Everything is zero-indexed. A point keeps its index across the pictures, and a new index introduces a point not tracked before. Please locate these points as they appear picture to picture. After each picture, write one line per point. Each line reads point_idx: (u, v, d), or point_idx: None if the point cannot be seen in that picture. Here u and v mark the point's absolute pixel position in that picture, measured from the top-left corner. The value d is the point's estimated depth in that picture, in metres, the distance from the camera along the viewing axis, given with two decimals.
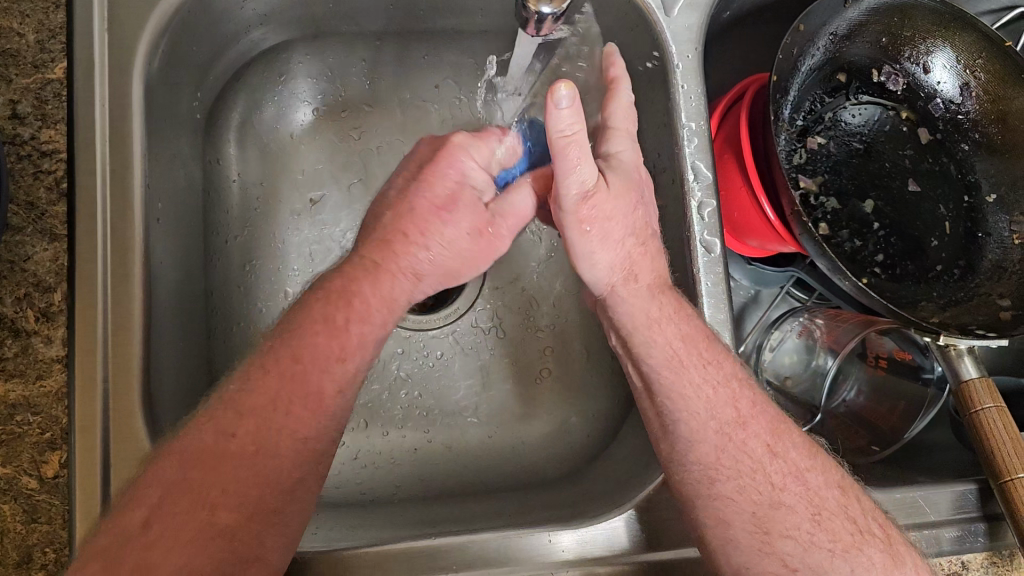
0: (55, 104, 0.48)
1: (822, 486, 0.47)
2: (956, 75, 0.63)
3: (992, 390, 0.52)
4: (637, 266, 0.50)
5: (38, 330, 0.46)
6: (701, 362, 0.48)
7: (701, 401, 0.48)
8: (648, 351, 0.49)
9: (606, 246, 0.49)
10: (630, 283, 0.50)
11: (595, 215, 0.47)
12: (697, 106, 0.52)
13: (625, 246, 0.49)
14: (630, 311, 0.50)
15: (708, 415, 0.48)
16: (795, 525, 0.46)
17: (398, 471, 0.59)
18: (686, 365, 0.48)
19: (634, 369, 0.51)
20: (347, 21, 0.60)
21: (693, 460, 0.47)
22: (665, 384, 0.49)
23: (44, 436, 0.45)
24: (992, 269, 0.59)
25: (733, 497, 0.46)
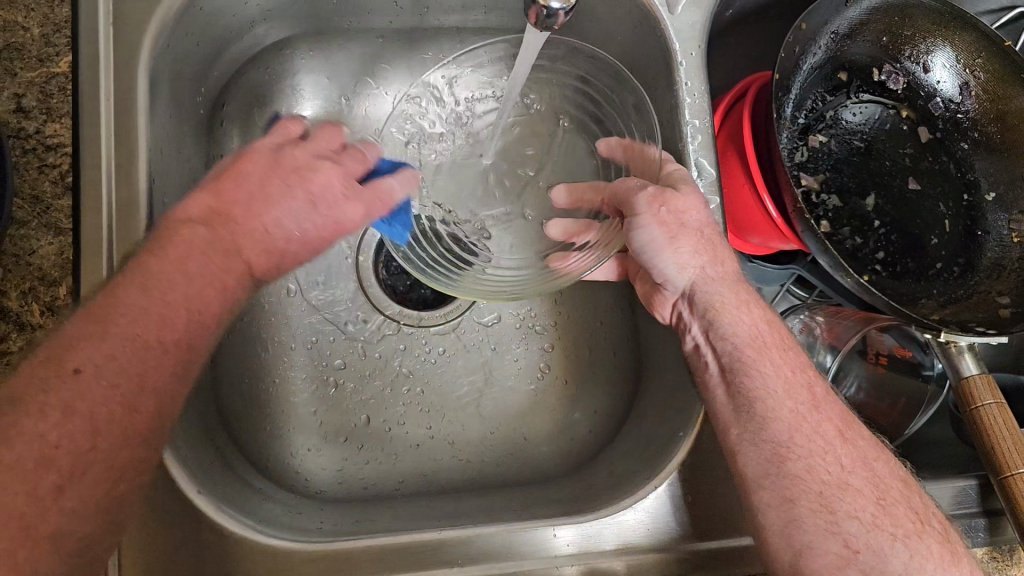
0: (60, 98, 0.48)
1: (887, 476, 0.45)
2: (956, 74, 0.63)
3: (992, 386, 0.52)
4: (721, 254, 0.51)
5: (43, 324, 0.46)
6: (781, 356, 0.48)
7: (781, 380, 0.47)
8: (730, 332, 0.48)
9: (681, 232, 0.49)
10: (712, 267, 0.50)
11: (671, 212, 0.49)
12: (701, 103, 0.52)
13: (704, 234, 0.50)
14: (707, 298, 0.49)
15: (788, 401, 0.46)
16: (862, 508, 0.43)
17: (401, 466, 0.59)
18: (765, 349, 0.48)
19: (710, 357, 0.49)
20: (349, 16, 0.60)
21: (766, 436, 0.45)
22: (752, 365, 0.47)
23: None
24: (991, 266, 0.60)
25: (802, 479, 0.44)
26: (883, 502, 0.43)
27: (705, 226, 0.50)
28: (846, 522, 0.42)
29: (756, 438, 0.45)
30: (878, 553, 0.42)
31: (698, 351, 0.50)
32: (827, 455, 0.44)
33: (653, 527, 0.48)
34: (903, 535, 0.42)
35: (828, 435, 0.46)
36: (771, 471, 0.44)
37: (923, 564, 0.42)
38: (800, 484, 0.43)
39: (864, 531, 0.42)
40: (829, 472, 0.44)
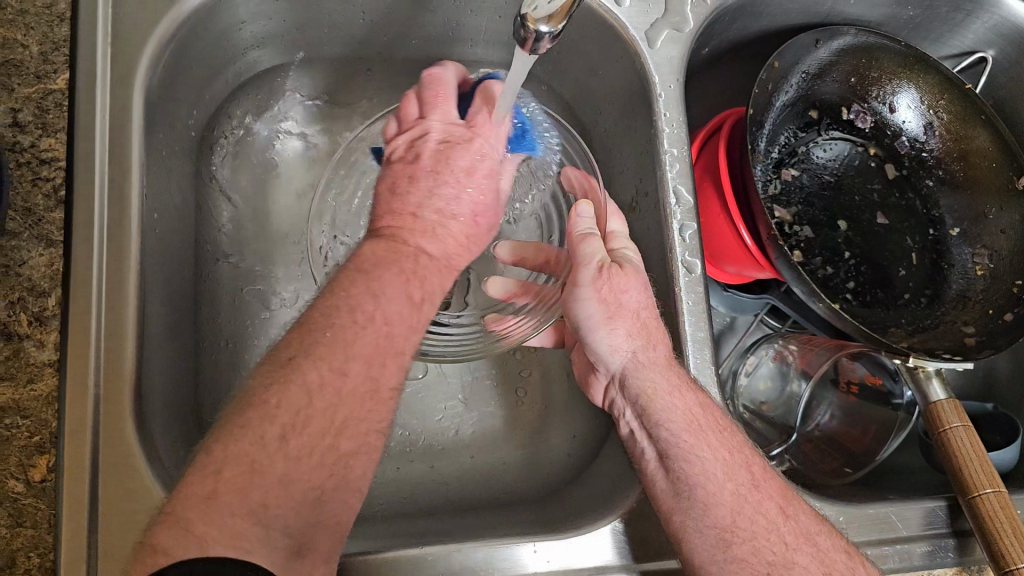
0: (55, 114, 0.49)
1: (829, 550, 0.45)
2: (921, 114, 0.66)
3: (959, 410, 0.54)
4: (654, 336, 0.51)
5: (32, 334, 0.46)
6: (717, 437, 0.48)
7: (720, 465, 0.47)
8: (665, 418, 0.48)
9: (619, 318, 0.51)
10: (649, 351, 0.50)
11: (607, 294, 0.51)
12: (679, 133, 0.54)
13: (638, 317, 0.51)
14: (642, 387, 0.50)
15: (728, 482, 0.47)
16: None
17: (377, 483, 0.59)
18: (702, 431, 0.48)
19: (649, 442, 0.50)
20: (339, 45, 0.61)
21: (710, 523, 0.45)
22: (686, 450, 0.47)
23: (33, 439, 0.45)
24: (956, 298, 0.62)
25: (748, 562, 0.44)
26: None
27: (636, 312, 0.51)
28: None
29: (699, 522, 0.45)
30: None
31: (632, 437, 0.51)
32: (769, 535, 0.45)
33: (628, 542, 0.49)
34: None
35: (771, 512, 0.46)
36: (715, 555, 0.45)
37: None
38: (743, 565, 0.44)
39: None
40: (773, 552, 0.45)
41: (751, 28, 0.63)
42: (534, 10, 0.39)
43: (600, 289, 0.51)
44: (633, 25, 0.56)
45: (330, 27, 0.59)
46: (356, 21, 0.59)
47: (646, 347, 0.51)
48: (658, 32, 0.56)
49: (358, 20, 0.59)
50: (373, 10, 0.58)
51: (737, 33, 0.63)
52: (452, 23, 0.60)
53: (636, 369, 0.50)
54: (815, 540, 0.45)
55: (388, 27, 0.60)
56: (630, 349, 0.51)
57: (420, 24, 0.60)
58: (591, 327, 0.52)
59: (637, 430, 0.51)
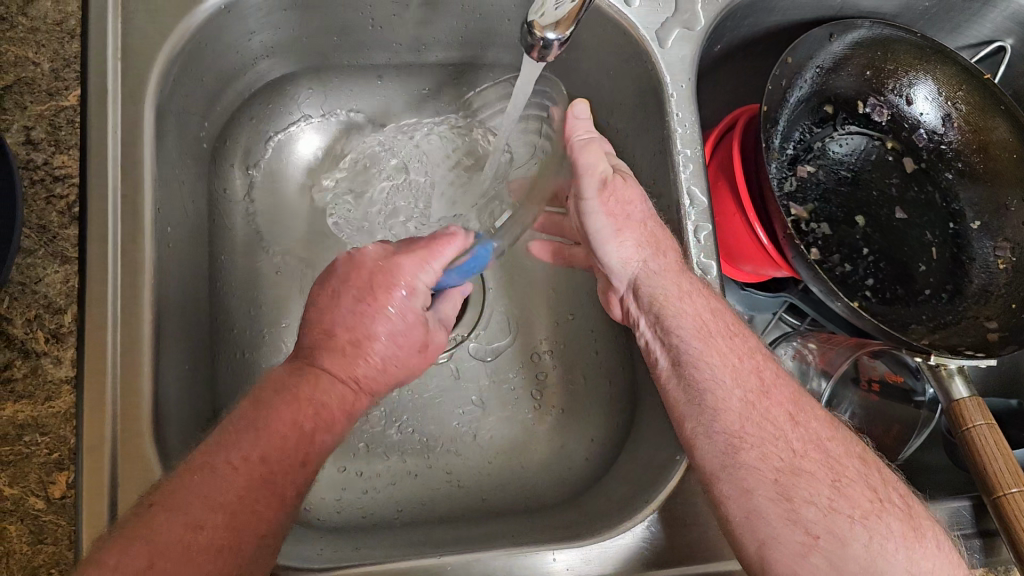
0: (67, 131, 0.49)
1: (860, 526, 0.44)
2: (938, 106, 0.65)
3: (982, 407, 0.53)
4: (664, 243, 0.51)
5: (48, 351, 0.46)
6: (728, 347, 0.49)
7: (726, 369, 0.48)
8: (678, 325, 0.49)
9: (626, 223, 0.52)
10: (658, 257, 0.51)
11: (613, 204, 0.52)
12: (692, 134, 0.54)
13: (646, 226, 0.52)
14: (654, 292, 0.50)
15: (737, 390, 0.47)
16: (817, 493, 0.43)
17: (396, 491, 0.59)
18: (711, 337, 0.49)
19: (663, 351, 0.51)
20: (348, 53, 0.61)
21: (718, 428, 0.46)
22: (697, 357, 0.48)
23: (53, 455, 0.45)
24: (979, 292, 0.61)
25: (756, 468, 0.44)
26: (838, 483, 0.44)
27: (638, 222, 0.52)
28: (803, 507, 0.43)
29: (710, 428, 0.46)
30: (839, 541, 0.42)
31: (648, 346, 0.52)
32: (779, 442, 0.45)
33: (649, 548, 0.49)
34: (862, 517, 0.43)
35: (780, 418, 0.46)
36: (726, 463, 0.45)
37: (884, 543, 0.42)
38: (755, 472, 0.44)
39: (821, 516, 0.43)
40: (782, 458, 0.45)
41: (763, 24, 0.63)
42: (542, 17, 0.39)
43: (606, 193, 0.52)
44: (644, 25, 0.55)
45: (339, 35, 0.59)
46: (365, 28, 0.59)
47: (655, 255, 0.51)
48: (669, 32, 0.55)
49: (367, 27, 0.59)
50: (381, 17, 0.58)
51: (750, 29, 0.63)
52: (461, 27, 0.60)
53: (650, 280, 0.51)
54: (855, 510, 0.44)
55: (397, 33, 0.60)
56: (639, 257, 0.51)
57: (429, 29, 0.60)
58: (598, 237, 0.53)
59: (651, 340, 0.52)
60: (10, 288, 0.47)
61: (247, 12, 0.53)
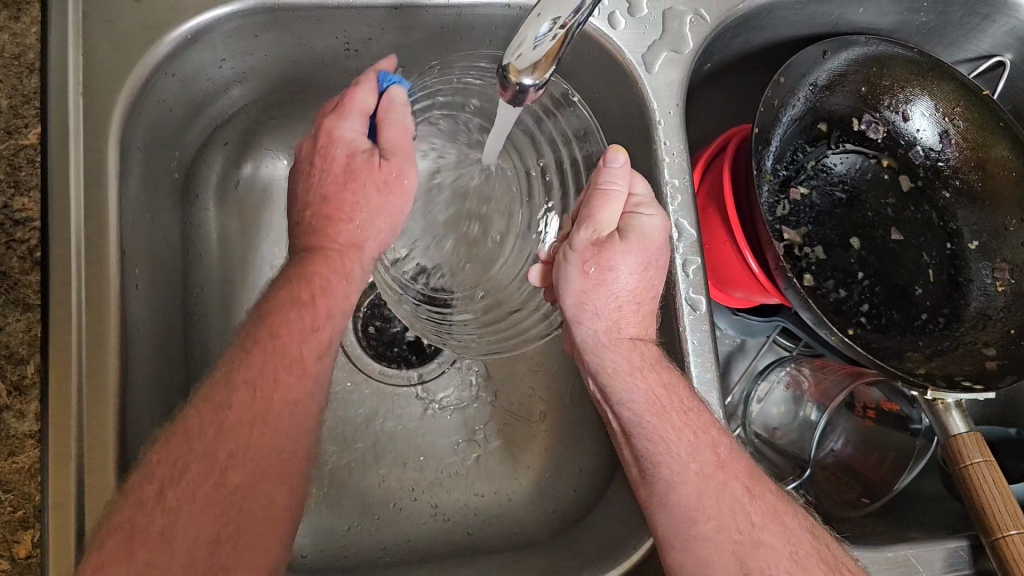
0: (27, 170, 0.49)
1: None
2: (936, 122, 0.63)
3: (981, 443, 0.52)
4: (625, 317, 0.49)
5: (10, 405, 0.50)
6: (688, 445, 0.45)
7: (683, 446, 0.45)
8: (627, 398, 0.47)
9: (593, 293, 0.48)
10: (614, 332, 0.49)
11: (597, 271, 0.47)
12: (679, 162, 0.52)
13: (621, 298, 0.48)
14: (604, 364, 0.49)
15: (692, 463, 0.45)
16: (775, 563, 0.43)
17: (378, 526, 0.58)
18: (664, 411, 0.46)
19: (612, 415, 0.49)
20: (326, 76, 0.59)
21: (674, 501, 0.44)
22: (651, 432, 0.46)
23: (14, 518, 0.48)
24: (976, 317, 0.60)
25: (715, 540, 0.43)
26: (796, 557, 0.43)
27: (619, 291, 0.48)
28: None
29: (664, 499, 0.45)
30: None
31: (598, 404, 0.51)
32: (736, 515, 0.44)
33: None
34: None
35: (736, 492, 0.45)
36: (679, 534, 0.44)
37: None
38: (708, 542, 0.43)
39: None
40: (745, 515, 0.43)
41: (754, 41, 0.61)
42: (518, 60, 0.37)
43: (586, 263, 0.47)
44: (629, 49, 0.53)
45: (314, 58, 0.57)
46: (341, 52, 0.57)
47: (611, 328, 0.49)
48: (656, 55, 0.53)
49: (343, 50, 0.57)
50: (357, 40, 0.56)
51: (741, 47, 0.60)
52: (440, 49, 0.58)
53: (604, 350, 0.49)
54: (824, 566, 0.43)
55: (374, 56, 0.58)
56: (595, 328, 0.49)
57: (407, 51, 0.58)
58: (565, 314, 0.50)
59: (600, 399, 0.50)
60: None
61: (216, 40, 0.51)
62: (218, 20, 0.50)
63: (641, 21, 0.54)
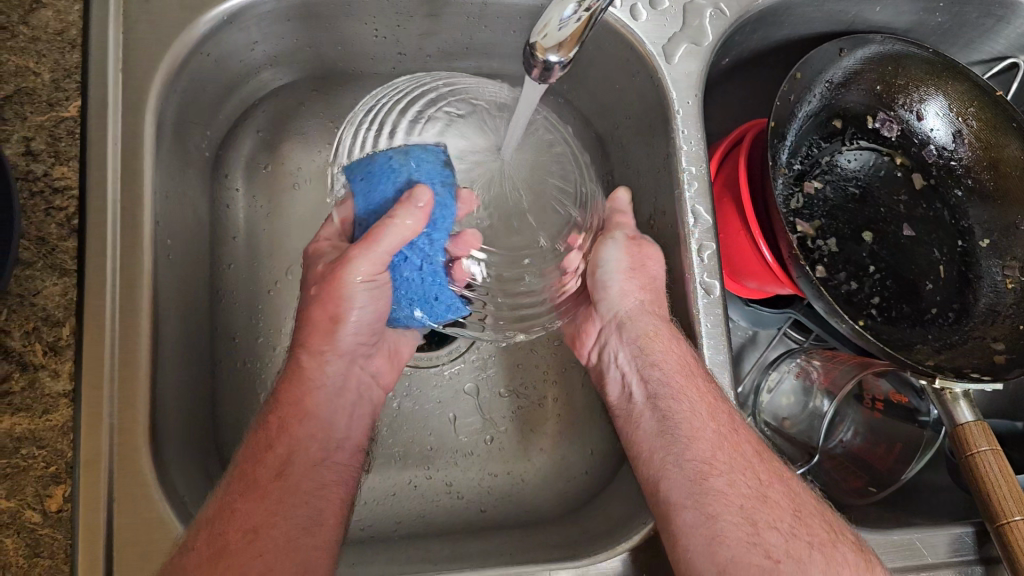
0: (67, 142, 0.49)
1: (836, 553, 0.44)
2: (949, 122, 0.65)
3: (987, 432, 0.53)
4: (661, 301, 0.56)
5: (46, 364, 0.46)
6: (705, 381, 0.50)
7: (703, 403, 0.49)
8: (660, 360, 0.52)
9: (638, 272, 0.55)
10: (653, 307, 0.55)
11: (635, 259, 0.55)
12: (697, 151, 0.53)
13: (654, 282, 0.55)
14: (643, 333, 0.54)
15: (711, 424, 0.49)
16: (780, 522, 0.44)
17: (392, 500, 0.59)
18: (693, 374, 0.50)
19: (638, 384, 0.54)
20: (353, 63, 0.61)
21: (691, 458, 0.47)
22: (678, 389, 0.50)
23: (49, 470, 0.45)
24: (986, 312, 0.61)
25: (726, 496, 0.45)
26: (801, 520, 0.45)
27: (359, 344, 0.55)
28: (769, 535, 0.44)
29: (681, 456, 0.48)
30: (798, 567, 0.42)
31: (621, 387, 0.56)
32: (746, 472, 0.47)
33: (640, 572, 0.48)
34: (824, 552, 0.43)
35: (749, 455, 0.48)
36: (695, 494, 0.46)
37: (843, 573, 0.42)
38: (723, 499, 0.45)
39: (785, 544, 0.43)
40: (749, 488, 0.46)
41: (772, 38, 0.62)
42: (545, 39, 0.38)
43: (628, 247, 0.55)
44: (650, 40, 0.55)
45: (343, 44, 0.58)
46: (370, 38, 0.58)
47: (651, 305, 0.55)
48: (676, 47, 0.55)
49: (372, 37, 0.58)
50: (386, 27, 0.57)
51: (758, 43, 0.62)
52: (466, 38, 0.59)
53: (642, 322, 0.55)
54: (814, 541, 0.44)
55: (401, 43, 0.59)
56: (640, 301, 0.55)
57: (434, 39, 0.59)
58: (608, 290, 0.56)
59: (626, 374, 0.56)
60: (8, 300, 0.47)
61: (250, 23, 0.53)
62: (251, 3, 0.51)
63: (662, 14, 0.55)
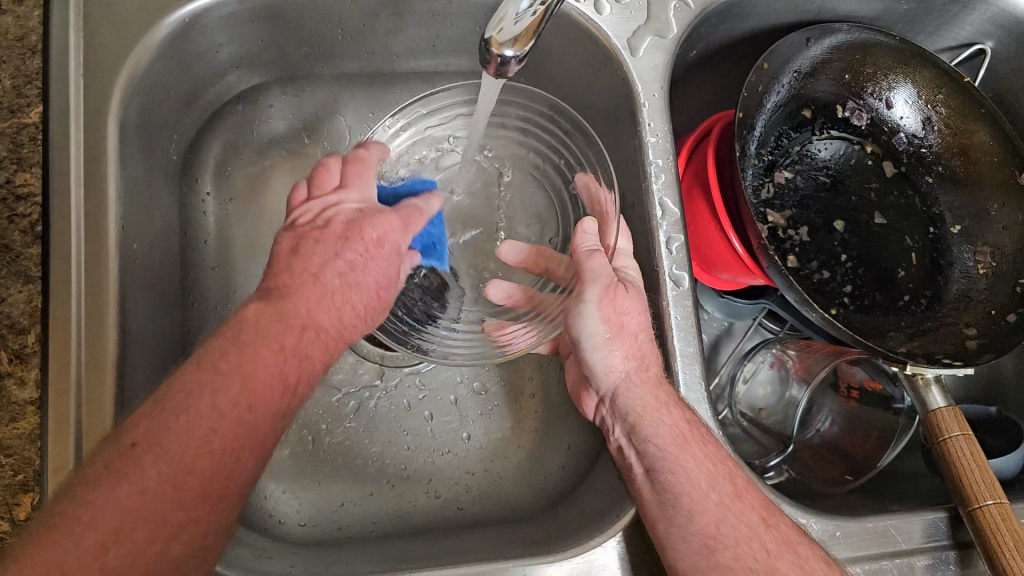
0: (30, 147, 0.54)
1: (813, 557, 0.43)
2: (918, 110, 0.65)
3: (959, 418, 0.53)
4: (651, 362, 0.51)
5: (12, 371, 0.53)
6: (701, 449, 0.47)
7: (701, 472, 0.46)
8: (652, 434, 0.47)
9: (616, 327, 0.51)
10: (642, 370, 0.50)
11: (612, 311, 0.51)
12: (664, 143, 0.53)
13: (638, 339, 0.51)
14: (634, 403, 0.49)
15: (712, 492, 0.45)
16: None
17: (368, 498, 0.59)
18: (686, 445, 0.46)
19: (636, 456, 0.49)
20: (320, 64, 0.61)
21: None
22: (672, 461, 0.46)
23: (19, 476, 0.52)
24: (958, 298, 0.61)
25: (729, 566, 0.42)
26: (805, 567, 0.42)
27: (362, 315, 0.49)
28: None
29: (685, 529, 0.44)
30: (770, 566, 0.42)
31: (621, 452, 0.50)
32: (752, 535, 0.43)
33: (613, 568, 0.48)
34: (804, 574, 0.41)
35: (751, 519, 0.44)
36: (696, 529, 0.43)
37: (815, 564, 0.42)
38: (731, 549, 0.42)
39: None
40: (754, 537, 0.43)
41: (739, 29, 0.62)
42: (500, 33, 0.38)
43: (607, 293, 0.50)
44: (614, 33, 0.55)
45: (309, 45, 0.58)
46: (336, 38, 0.58)
47: (639, 366, 0.50)
48: (641, 40, 0.55)
49: (338, 37, 0.58)
50: (351, 27, 0.57)
51: (725, 35, 0.62)
52: (432, 36, 0.59)
53: (633, 389, 0.49)
54: (796, 549, 0.43)
55: (367, 43, 0.59)
56: (624, 361, 0.51)
57: (400, 38, 0.59)
58: (588, 346, 0.52)
59: (625, 446, 0.50)
60: None
61: (213, 25, 0.53)
62: (214, 4, 0.51)
63: (626, 7, 0.55)
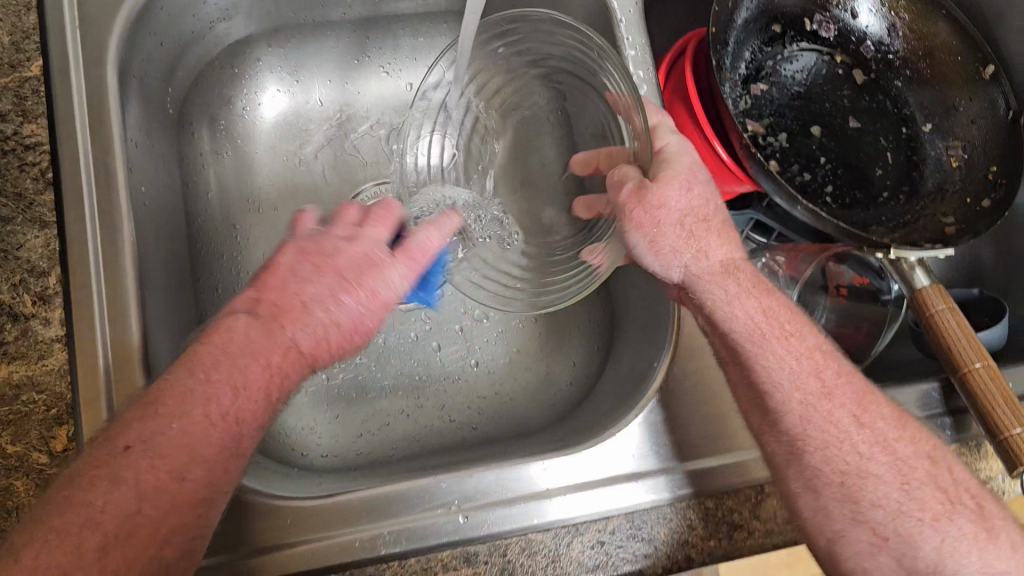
0: (34, 100, 0.50)
1: (912, 457, 0.48)
2: (883, 17, 0.67)
3: (943, 293, 0.55)
4: (704, 244, 0.51)
5: (37, 313, 0.48)
6: (781, 344, 0.50)
7: (786, 372, 0.49)
8: (726, 324, 0.50)
9: (666, 232, 0.50)
10: (702, 260, 0.50)
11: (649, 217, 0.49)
12: (641, 56, 0.57)
13: (687, 229, 0.51)
14: (708, 294, 0.50)
15: (798, 393, 0.49)
16: (885, 495, 0.47)
17: (378, 419, 0.61)
18: (765, 341, 0.50)
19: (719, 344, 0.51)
20: (304, 11, 0.63)
21: None
22: (755, 357, 0.49)
23: (51, 412, 0.47)
24: (934, 191, 0.63)
25: (823, 471, 0.47)
26: (907, 485, 0.47)
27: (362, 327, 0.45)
28: (871, 511, 0.47)
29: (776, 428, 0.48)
30: (863, 474, 0.47)
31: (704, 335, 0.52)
32: (843, 442, 0.48)
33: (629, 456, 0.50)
34: (904, 484, 0.47)
35: (847, 421, 0.48)
36: (793, 452, 0.48)
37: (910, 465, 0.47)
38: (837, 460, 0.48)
39: (890, 518, 0.46)
40: (852, 451, 0.48)
41: None
42: None
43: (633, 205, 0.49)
44: None
45: None
46: None
47: (698, 259, 0.51)
48: None
49: None
50: None
51: None
52: None
53: (705, 280, 0.50)
54: (894, 448, 0.48)
55: None
56: (687, 261, 0.50)
57: None
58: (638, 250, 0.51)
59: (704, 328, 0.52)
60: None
61: None
62: None
63: None
